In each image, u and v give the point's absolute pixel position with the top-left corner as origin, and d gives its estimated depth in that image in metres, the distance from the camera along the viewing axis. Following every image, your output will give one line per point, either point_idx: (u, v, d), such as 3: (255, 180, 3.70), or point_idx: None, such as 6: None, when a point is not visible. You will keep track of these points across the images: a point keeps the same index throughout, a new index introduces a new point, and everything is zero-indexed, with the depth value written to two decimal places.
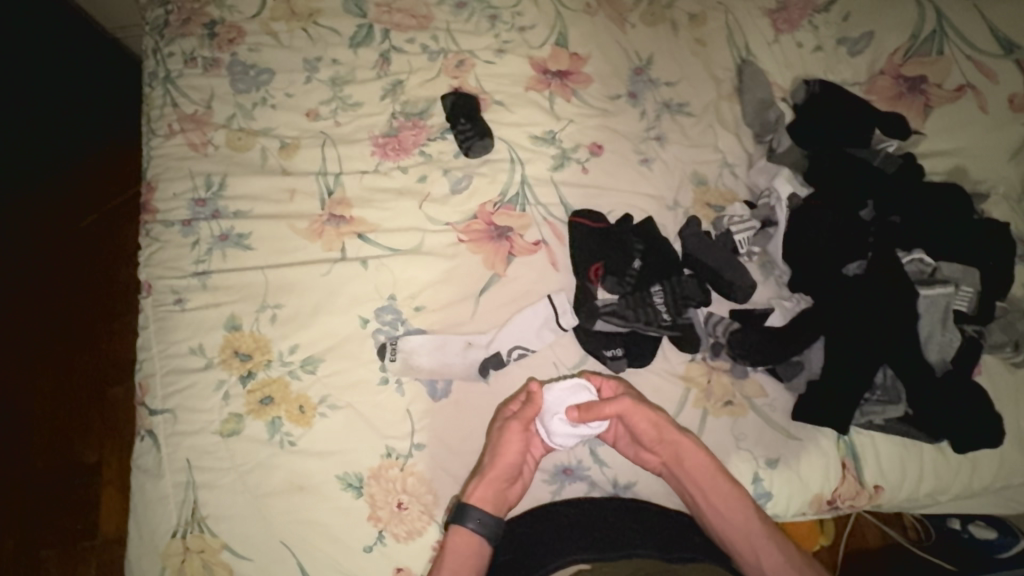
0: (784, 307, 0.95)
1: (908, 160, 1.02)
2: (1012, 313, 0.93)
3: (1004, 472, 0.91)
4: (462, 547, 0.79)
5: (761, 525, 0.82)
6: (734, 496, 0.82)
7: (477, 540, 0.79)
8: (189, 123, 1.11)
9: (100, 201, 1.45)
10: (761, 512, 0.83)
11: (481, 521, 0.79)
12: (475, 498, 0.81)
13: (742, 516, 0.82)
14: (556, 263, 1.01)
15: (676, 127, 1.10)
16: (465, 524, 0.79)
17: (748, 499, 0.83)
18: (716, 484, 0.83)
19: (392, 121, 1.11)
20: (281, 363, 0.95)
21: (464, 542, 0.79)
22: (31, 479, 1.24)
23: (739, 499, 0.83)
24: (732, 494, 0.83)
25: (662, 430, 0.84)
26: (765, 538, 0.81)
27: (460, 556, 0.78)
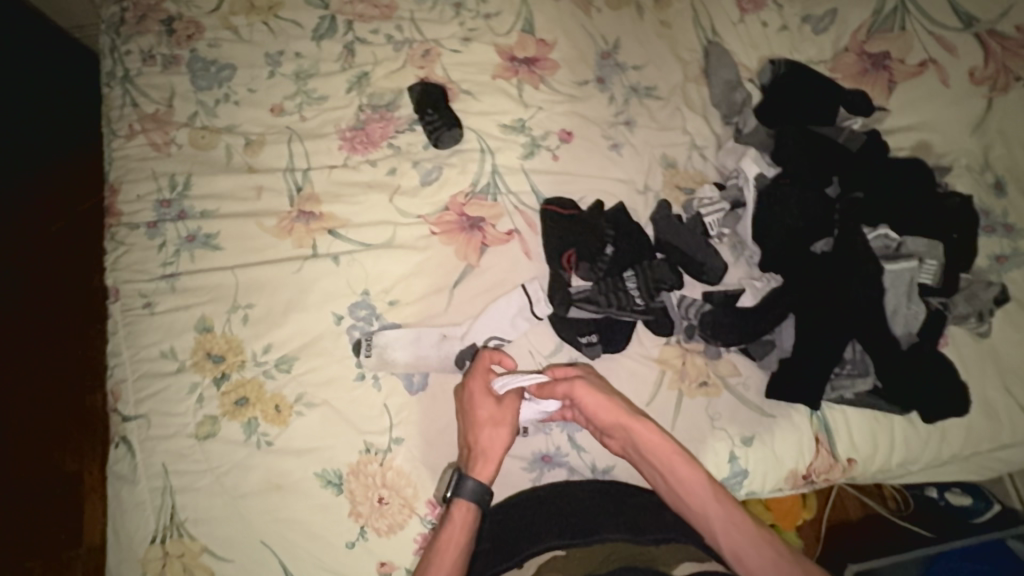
0: (754, 288, 0.96)
1: (872, 137, 1.03)
2: (975, 283, 0.95)
3: (973, 439, 0.93)
4: (465, 521, 0.78)
5: (721, 506, 0.77)
6: (692, 479, 0.79)
7: (481, 512, 0.80)
8: (150, 123, 1.08)
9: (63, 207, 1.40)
10: (720, 491, 0.79)
11: (481, 491, 0.80)
12: (478, 473, 0.80)
13: (699, 496, 0.78)
14: (530, 251, 1.00)
15: (645, 111, 1.10)
16: (470, 498, 0.79)
17: (709, 479, 0.79)
18: (671, 464, 0.79)
19: (359, 114, 1.10)
20: (255, 363, 0.94)
21: (468, 516, 0.79)
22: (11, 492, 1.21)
23: (696, 479, 0.79)
24: (691, 475, 0.79)
25: (615, 412, 0.82)
26: (728, 522, 0.76)
27: (464, 532, 0.78)
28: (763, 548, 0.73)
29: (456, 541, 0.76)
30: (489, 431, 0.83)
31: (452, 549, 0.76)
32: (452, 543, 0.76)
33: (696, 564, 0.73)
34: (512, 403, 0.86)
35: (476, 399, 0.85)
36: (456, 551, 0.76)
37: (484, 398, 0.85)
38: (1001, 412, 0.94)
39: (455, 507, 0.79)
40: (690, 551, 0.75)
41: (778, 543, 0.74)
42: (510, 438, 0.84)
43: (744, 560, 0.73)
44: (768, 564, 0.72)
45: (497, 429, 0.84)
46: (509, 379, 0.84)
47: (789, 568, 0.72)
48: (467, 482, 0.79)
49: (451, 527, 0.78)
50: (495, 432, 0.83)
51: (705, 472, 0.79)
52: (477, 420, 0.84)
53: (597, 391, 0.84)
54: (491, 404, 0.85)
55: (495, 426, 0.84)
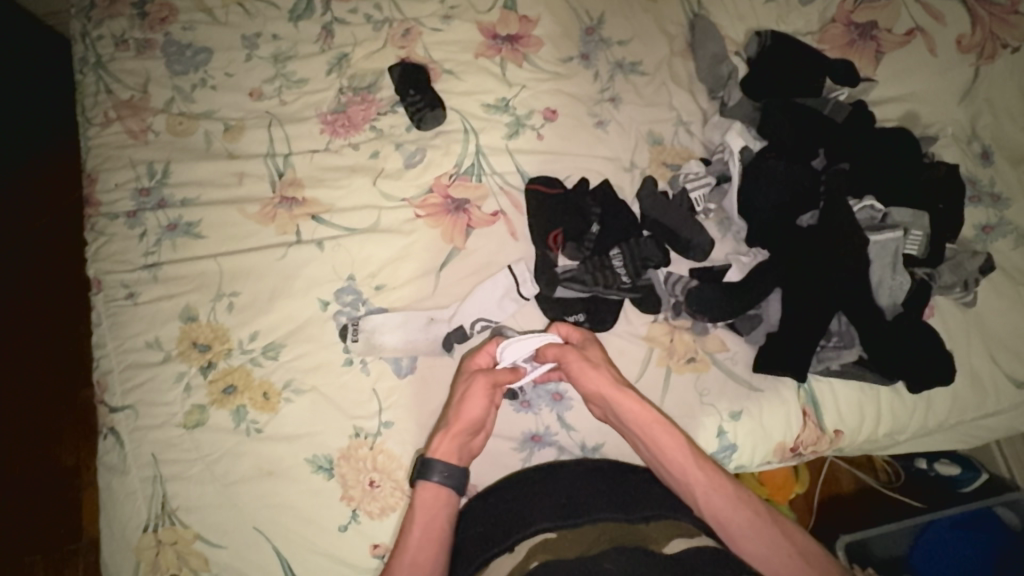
0: (740, 262, 0.97)
1: (859, 106, 1.02)
2: (961, 254, 0.95)
3: (958, 407, 0.94)
4: (432, 501, 0.77)
5: (703, 472, 0.77)
6: (674, 447, 0.79)
7: (450, 494, 0.79)
8: (125, 110, 1.06)
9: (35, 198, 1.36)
10: (701, 458, 0.79)
11: (436, 469, 0.78)
12: (433, 448, 0.80)
13: (681, 464, 0.78)
14: (516, 232, 1.00)
15: (630, 87, 1.09)
16: (424, 476, 0.78)
17: (690, 446, 0.79)
18: (652, 433, 0.80)
19: (340, 97, 1.08)
20: (242, 351, 0.93)
21: (432, 496, 0.78)
22: (9, 485, 1.19)
23: (676, 447, 0.79)
24: (672, 443, 0.79)
25: (599, 380, 0.82)
26: (711, 489, 0.76)
27: (430, 512, 0.77)
28: (742, 511, 0.75)
29: (421, 520, 0.76)
30: (456, 404, 0.83)
31: (420, 529, 0.75)
32: (417, 522, 0.75)
33: (688, 540, 0.70)
34: (479, 377, 0.83)
35: (457, 373, 0.87)
36: (424, 529, 0.75)
37: (461, 373, 0.86)
38: (986, 380, 0.95)
39: (421, 489, 0.78)
40: (683, 527, 0.73)
41: (756, 504, 0.76)
42: (473, 414, 0.81)
43: (725, 524, 0.74)
44: (747, 526, 0.73)
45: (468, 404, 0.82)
46: (509, 343, 0.85)
47: (767, 529, 0.73)
48: (424, 460, 0.79)
49: (415, 505, 0.77)
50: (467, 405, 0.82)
51: (687, 440, 0.80)
52: (451, 394, 0.85)
53: (582, 363, 0.84)
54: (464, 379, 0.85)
55: (461, 400, 0.83)
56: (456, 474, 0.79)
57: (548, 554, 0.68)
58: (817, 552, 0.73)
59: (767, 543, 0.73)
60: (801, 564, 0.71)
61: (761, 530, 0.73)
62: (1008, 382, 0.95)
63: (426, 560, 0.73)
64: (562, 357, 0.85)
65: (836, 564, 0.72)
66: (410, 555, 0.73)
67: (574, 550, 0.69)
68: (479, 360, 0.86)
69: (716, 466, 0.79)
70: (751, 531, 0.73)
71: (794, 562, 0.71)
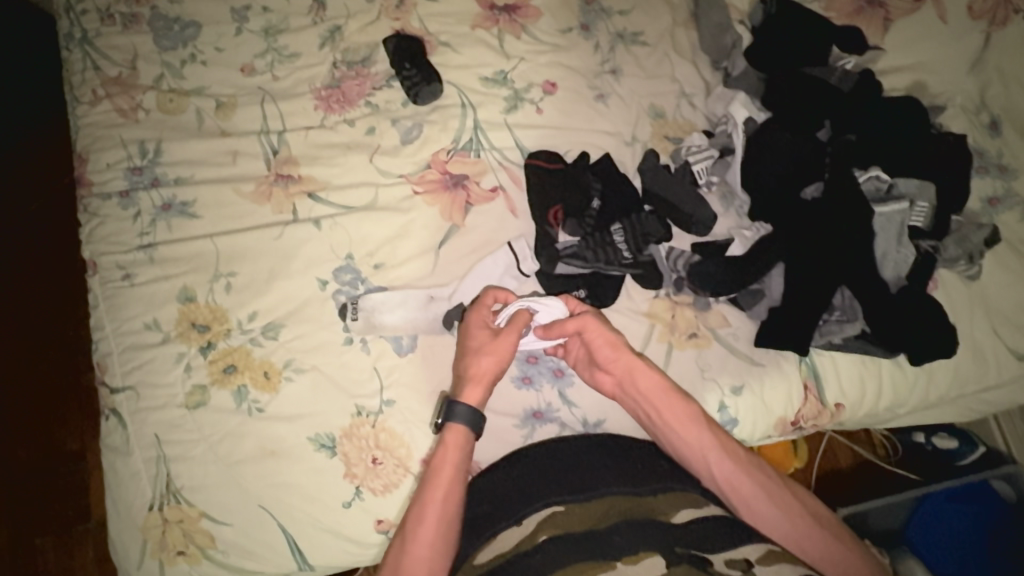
0: (743, 237, 0.96)
1: (866, 75, 1.00)
2: (967, 226, 0.95)
3: (959, 379, 0.94)
4: (461, 443, 0.79)
5: (716, 438, 0.79)
6: (687, 415, 0.80)
7: (473, 437, 0.81)
8: (114, 87, 1.03)
9: (22, 176, 1.32)
10: (712, 424, 0.80)
11: (472, 417, 0.80)
12: (466, 398, 0.81)
13: (695, 431, 0.79)
14: (515, 209, 0.98)
15: (631, 58, 1.06)
16: (463, 422, 0.80)
17: (702, 414, 0.81)
18: (666, 402, 0.81)
19: (334, 71, 1.05)
20: (241, 331, 0.92)
21: (460, 440, 0.79)
22: (17, 468, 1.19)
23: (690, 415, 0.80)
24: (687, 411, 0.80)
25: (618, 349, 0.83)
26: (724, 455, 0.78)
27: (458, 451, 0.79)
28: (753, 474, 0.77)
29: (451, 459, 0.78)
30: (481, 358, 0.82)
31: (449, 469, 0.77)
32: (447, 460, 0.77)
33: (697, 510, 0.72)
34: (510, 336, 0.82)
35: (472, 330, 0.84)
36: (453, 469, 0.77)
37: (479, 330, 0.84)
38: (988, 352, 0.95)
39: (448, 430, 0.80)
40: (688, 497, 0.74)
41: (766, 468, 0.78)
42: (501, 368, 0.83)
43: (737, 489, 0.76)
44: (759, 490, 0.76)
45: (487, 357, 0.82)
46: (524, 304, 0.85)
47: (777, 490, 0.76)
48: (457, 408, 0.79)
49: (446, 449, 0.78)
50: (488, 360, 0.82)
51: (698, 408, 0.81)
52: (469, 349, 0.83)
53: (600, 331, 0.84)
54: (484, 336, 0.84)
55: (487, 354, 0.82)
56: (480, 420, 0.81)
57: (556, 528, 0.69)
58: (823, 512, 0.77)
59: (778, 504, 0.75)
60: (811, 523, 0.74)
61: (772, 492, 0.76)
62: (1010, 354, 0.95)
63: (452, 500, 0.76)
64: (583, 328, 0.83)
65: (836, 518, 0.77)
66: (442, 491, 0.75)
67: (582, 525, 0.68)
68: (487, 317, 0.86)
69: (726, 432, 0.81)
70: (762, 494, 0.76)
71: (805, 521, 0.74)
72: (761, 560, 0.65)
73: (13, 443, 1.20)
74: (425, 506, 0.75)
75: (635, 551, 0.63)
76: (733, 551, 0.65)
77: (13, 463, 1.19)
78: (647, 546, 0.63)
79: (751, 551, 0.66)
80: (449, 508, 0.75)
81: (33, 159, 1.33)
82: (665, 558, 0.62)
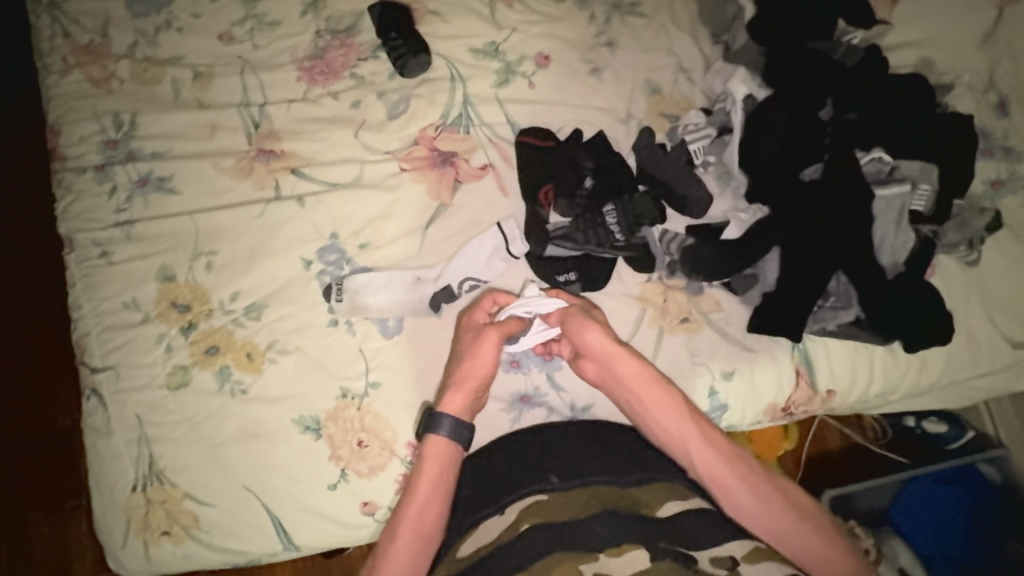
0: (739, 220, 0.92)
1: (872, 51, 0.96)
2: (968, 210, 0.92)
3: (953, 366, 0.93)
4: (441, 451, 0.77)
5: (696, 426, 0.77)
6: (668, 403, 0.78)
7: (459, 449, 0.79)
8: (86, 55, 0.98)
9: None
10: (694, 413, 0.78)
11: (448, 426, 0.78)
12: (444, 405, 0.79)
13: (675, 418, 0.78)
14: (505, 187, 0.95)
15: (628, 31, 1.02)
16: (437, 431, 0.78)
17: (683, 401, 0.79)
18: (648, 390, 0.79)
19: (317, 41, 1.00)
20: (223, 312, 0.90)
21: (441, 449, 0.78)
22: (6, 446, 1.18)
23: (671, 402, 0.78)
24: (668, 398, 0.78)
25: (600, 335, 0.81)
26: (703, 441, 0.76)
27: (443, 461, 0.77)
28: (734, 464, 0.75)
29: (429, 470, 0.76)
30: (466, 363, 0.82)
31: (427, 483, 0.75)
32: (425, 472, 0.76)
33: (683, 503, 0.69)
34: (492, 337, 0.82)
35: (465, 331, 0.85)
36: (431, 483, 0.75)
37: (468, 330, 0.85)
38: (983, 340, 0.93)
39: (429, 442, 0.78)
40: (675, 487, 0.73)
41: (748, 458, 0.76)
42: (484, 373, 0.81)
43: (718, 477, 0.75)
44: (739, 480, 0.74)
45: (478, 360, 0.81)
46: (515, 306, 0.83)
47: (759, 481, 0.74)
48: (435, 415, 0.78)
49: (425, 458, 0.77)
50: (470, 365, 0.81)
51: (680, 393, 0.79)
52: (457, 352, 0.84)
53: (577, 319, 0.83)
54: (472, 337, 0.84)
55: (472, 358, 0.82)
56: (464, 428, 0.78)
57: (538, 517, 0.67)
58: (808, 504, 0.74)
59: (758, 494, 0.73)
60: (792, 516, 0.72)
61: (754, 483, 0.74)
62: (1005, 342, 0.94)
63: (432, 511, 0.74)
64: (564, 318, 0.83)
65: (822, 512, 0.75)
66: (418, 506, 0.74)
67: (565, 515, 0.67)
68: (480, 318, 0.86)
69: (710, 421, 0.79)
70: (743, 486, 0.74)
71: (785, 514, 0.72)
72: (747, 557, 0.63)
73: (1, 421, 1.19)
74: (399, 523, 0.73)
75: (618, 544, 0.61)
76: (719, 548, 0.63)
77: (2, 440, 1.18)
78: (630, 539, 0.62)
79: (737, 548, 0.64)
80: (426, 520, 0.73)
81: (7, 129, 1.28)
82: (650, 550, 0.60)
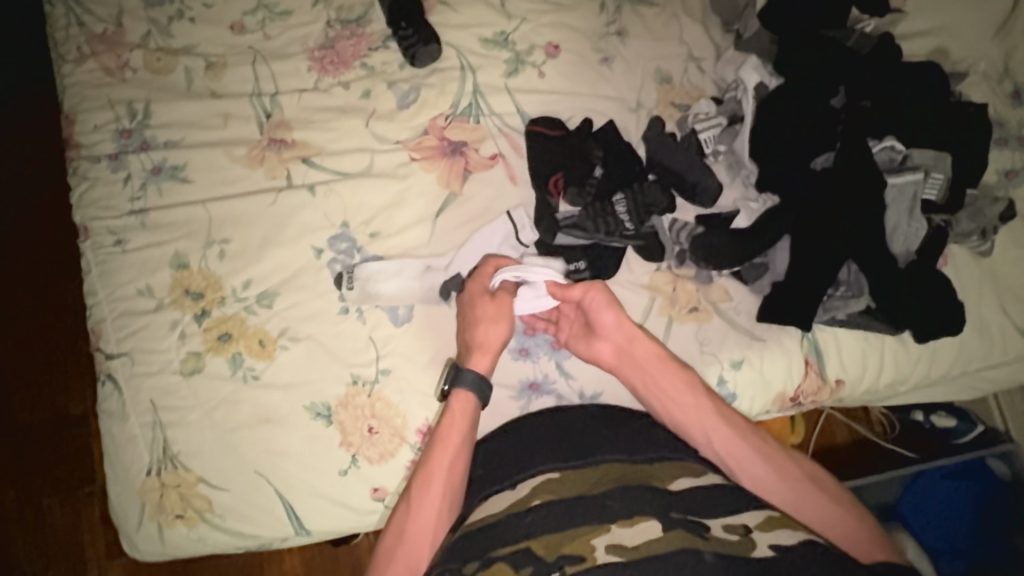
0: (749, 209, 0.92)
1: (885, 39, 0.95)
2: (982, 200, 0.92)
3: (964, 357, 0.93)
4: (466, 410, 0.79)
5: (711, 403, 0.79)
6: (684, 381, 0.81)
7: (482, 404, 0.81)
8: (100, 45, 0.99)
9: (11, 138, 1.29)
10: (708, 391, 0.81)
11: (479, 383, 0.80)
12: (472, 364, 0.81)
13: (691, 396, 0.80)
14: (515, 176, 0.95)
15: (639, 20, 1.02)
16: (469, 389, 0.79)
17: (697, 380, 0.81)
18: (664, 368, 0.81)
19: (328, 31, 1.01)
20: (235, 299, 0.91)
21: (468, 407, 0.80)
22: (22, 433, 1.20)
23: (686, 380, 0.81)
24: (683, 376, 0.81)
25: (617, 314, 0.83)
26: (718, 417, 0.78)
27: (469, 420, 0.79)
28: (750, 438, 0.77)
29: (458, 429, 0.78)
30: (487, 327, 0.82)
31: (454, 442, 0.78)
32: (455, 430, 0.78)
33: (695, 479, 0.70)
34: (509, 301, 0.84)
35: (474, 297, 0.84)
36: (461, 441, 0.78)
37: (480, 296, 0.84)
38: (995, 331, 0.93)
39: (455, 398, 0.80)
40: (686, 467, 0.73)
41: (761, 430, 0.79)
42: (507, 333, 0.83)
43: (734, 452, 0.77)
44: (755, 453, 0.76)
45: (495, 325, 0.82)
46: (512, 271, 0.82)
47: (774, 454, 0.76)
48: (465, 375, 0.80)
49: (453, 414, 0.79)
50: (493, 328, 0.82)
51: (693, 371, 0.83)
52: (472, 318, 0.83)
53: (597, 299, 0.84)
54: (486, 302, 0.83)
55: (493, 322, 0.82)
56: (488, 389, 0.80)
57: (550, 493, 0.68)
58: (823, 476, 0.77)
59: (772, 463, 0.76)
60: (809, 487, 0.74)
61: (769, 455, 0.76)
62: (1017, 333, 0.93)
63: (457, 473, 0.77)
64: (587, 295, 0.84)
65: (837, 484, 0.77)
66: (445, 467, 0.76)
67: (576, 489, 0.68)
68: (486, 282, 0.85)
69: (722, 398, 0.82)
70: (759, 458, 0.76)
71: (798, 481, 0.75)
72: (760, 526, 0.63)
73: (17, 408, 1.21)
74: (426, 486, 0.75)
75: (630, 516, 0.61)
76: (732, 518, 0.63)
77: (19, 427, 1.20)
78: (642, 511, 0.62)
79: (750, 517, 0.64)
80: (453, 481, 0.76)
81: (21, 120, 1.29)
82: (662, 521, 0.60)
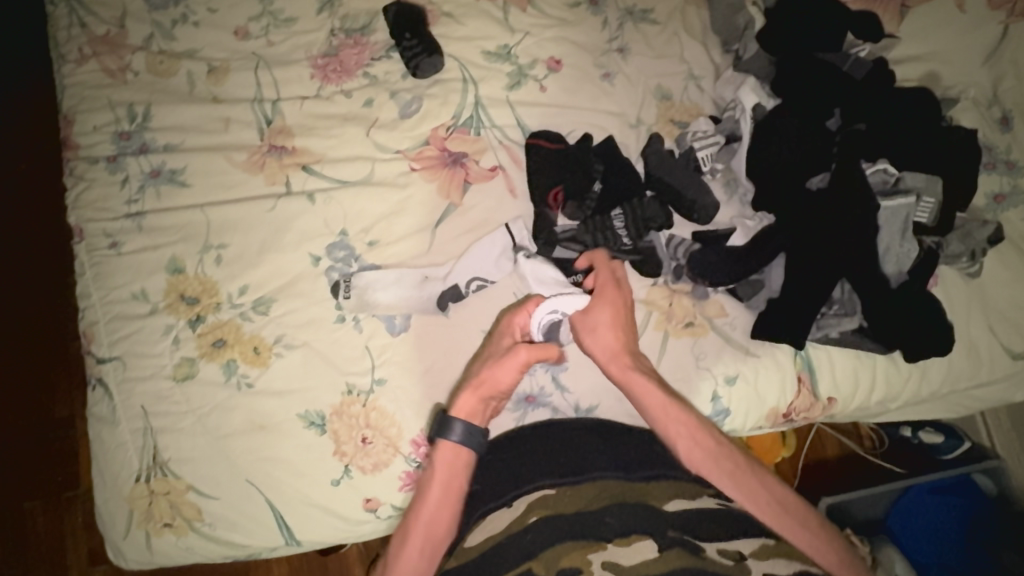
0: (746, 227, 0.94)
1: (880, 65, 0.98)
2: (971, 223, 0.94)
3: (952, 376, 0.95)
4: (450, 460, 0.78)
5: (684, 427, 0.79)
6: (659, 404, 0.80)
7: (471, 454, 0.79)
8: (101, 46, 0.99)
9: (6, 136, 1.27)
10: (685, 415, 0.80)
11: (463, 431, 0.77)
12: (457, 410, 0.79)
13: (664, 420, 0.80)
14: (515, 189, 0.96)
15: (640, 37, 1.04)
16: (454, 439, 0.77)
17: (672, 403, 0.80)
18: (640, 392, 0.81)
19: (331, 39, 1.01)
20: (231, 305, 0.90)
21: (451, 456, 0.78)
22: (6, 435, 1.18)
23: (660, 403, 0.80)
24: (659, 400, 0.80)
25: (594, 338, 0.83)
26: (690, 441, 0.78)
27: (450, 470, 0.77)
28: (720, 463, 0.77)
29: (439, 481, 0.77)
30: (490, 366, 0.81)
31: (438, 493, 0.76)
32: (438, 480, 0.76)
33: (689, 501, 0.70)
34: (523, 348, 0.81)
35: (501, 331, 0.85)
36: (442, 492, 0.76)
37: (506, 332, 0.85)
38: (983, 350, 0.95)
39: (439, 446, 0.78)
40: (682, 485, 0.73)
41: (735, 456, 0.78)
42: (505, 383, 0.80)
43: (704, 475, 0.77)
44: (724, 477, 0.76)
45: (493, 367, 0.81)
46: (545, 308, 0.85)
47: (746, 481, 0.76)
48: (452, 423, 0.78)
49: (436, 466, 0.77)
50: (493, 371, 0.80)
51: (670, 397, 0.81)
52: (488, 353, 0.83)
53: (585, 326, 0.84)
54: (510, 337, 0.84)
55: (495, 362, 0.81)
56: (476, 436, 0.78)
57: (546, 509, 0.68)
58: (795, 502, 0.76)
59: (742, 491, 0.76)
60: (777, 513, 0.75)
61: (740, 481, 0.76)
62: (1004, 353, 0.95)
63: (440, 524, 0.75)
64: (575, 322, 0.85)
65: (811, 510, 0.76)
66: (428, 513, 0.75)
67: (573, 506, 0.67)
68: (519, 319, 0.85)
69: (702, 420, 0.80)
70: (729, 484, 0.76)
71: (771, 511, 0.75)
72: (755, 554, 0.62)
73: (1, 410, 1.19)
74: (409, 527, 0.75)
75: (626, 534, 0.61)
76: (727, 542, 0.63)
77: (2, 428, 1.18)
78: (638, 530, 0.62)
79: (744, 544, 0.63)
80: (436, 530, 0.75)
81: (17, 118, 1.28)
82: (658, 541, 0.60)
